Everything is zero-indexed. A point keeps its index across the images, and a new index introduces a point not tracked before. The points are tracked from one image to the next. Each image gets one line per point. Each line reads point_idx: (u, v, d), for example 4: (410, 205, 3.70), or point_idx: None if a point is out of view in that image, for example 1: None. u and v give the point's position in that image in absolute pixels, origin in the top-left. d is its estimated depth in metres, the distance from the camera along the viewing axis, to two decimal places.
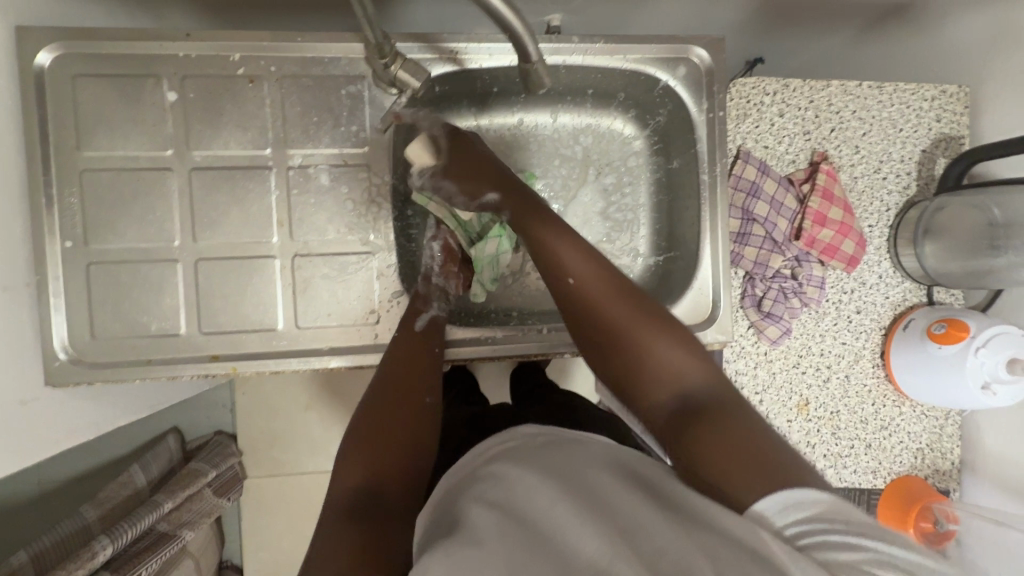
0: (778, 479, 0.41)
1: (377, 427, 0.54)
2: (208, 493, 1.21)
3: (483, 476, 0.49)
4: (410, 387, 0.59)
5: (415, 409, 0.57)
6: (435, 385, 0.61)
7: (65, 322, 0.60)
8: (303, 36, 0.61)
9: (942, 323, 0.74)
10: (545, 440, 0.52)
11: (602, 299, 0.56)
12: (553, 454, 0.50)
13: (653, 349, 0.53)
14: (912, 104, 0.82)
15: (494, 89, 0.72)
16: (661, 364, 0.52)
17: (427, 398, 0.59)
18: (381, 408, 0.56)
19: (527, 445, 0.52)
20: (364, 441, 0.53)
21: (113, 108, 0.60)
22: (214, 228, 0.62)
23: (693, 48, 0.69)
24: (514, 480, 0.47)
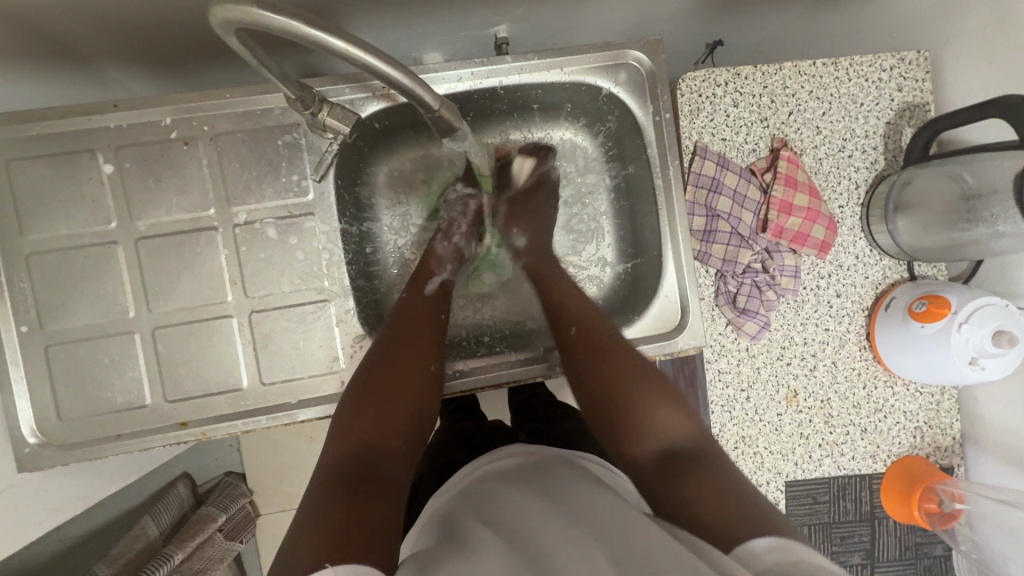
0: (744, 530, 0.43)
1: (388, 391, 0.57)
2: (220, 538, 1.23)
3: (484, 499, 0.52)
4: (420, 356, 0.61)
5: (422, 376, 0.60)
6: (440, 353, 0.63)
7: (30, 406, 0.60)
8: (232, 92, 0.61)
9: (923, 300, 0.72)
10: (544, 465, 0.56)
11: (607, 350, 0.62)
12: (552, 478, 0.53)
13: (641, 401, 0.58)
14: (870, 76, 0.79)
15: (467, 114, 0.72)
16: (649, 414, 0.57)
17: (433, 365, 0.61)
18: (385, 374, 0.58)
19: (528, 469, 0.56)
20: (371, 402, 0.56)
21: (52, 188, 0.60)
22: (168, 295, 0.62)
23: (631, 52, 0.67)
24: (507, 504, 0.50)
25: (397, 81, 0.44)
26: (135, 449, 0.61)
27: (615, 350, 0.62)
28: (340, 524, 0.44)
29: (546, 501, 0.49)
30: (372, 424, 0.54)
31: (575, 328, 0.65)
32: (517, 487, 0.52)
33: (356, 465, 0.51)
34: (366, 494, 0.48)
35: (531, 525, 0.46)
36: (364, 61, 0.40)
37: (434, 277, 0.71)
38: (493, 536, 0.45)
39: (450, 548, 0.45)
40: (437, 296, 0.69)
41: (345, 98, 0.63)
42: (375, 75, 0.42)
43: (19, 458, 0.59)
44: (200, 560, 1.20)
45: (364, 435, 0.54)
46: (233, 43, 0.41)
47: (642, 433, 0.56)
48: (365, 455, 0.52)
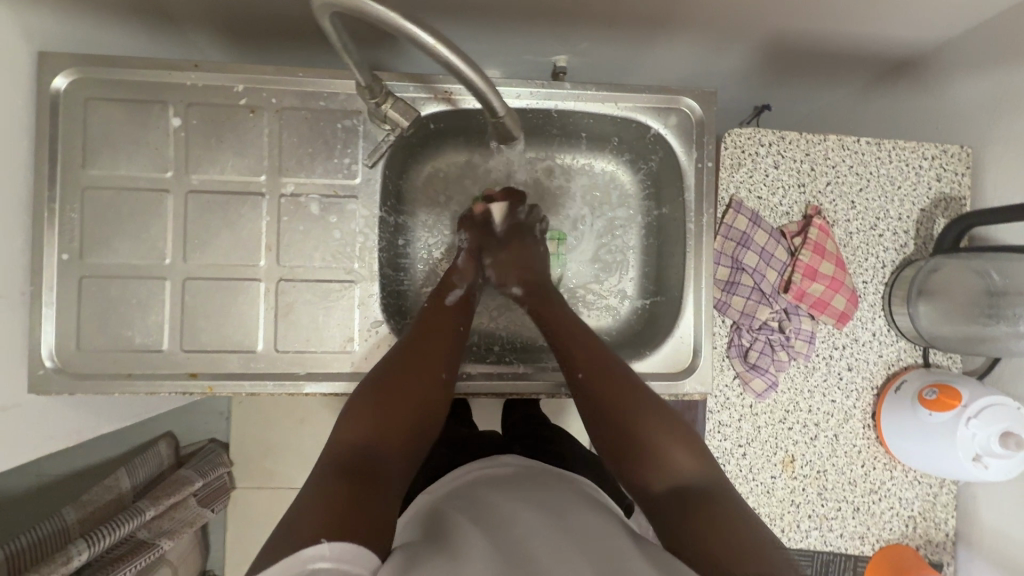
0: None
1: (399, 388, 0.58)
2: (193, 502, 1.23)
3: (475, 503, 0.53)
4: (435, 361, 0.62)
5: (434, 384, 0.60)
6: (453, 362, 0.64)
7: (54, 331, 0.62)
8: (305, 71, 0.64)
9: (933, 388, 0.72)
10: (539, 477, 0.57)
11: (617, 389, 0.60)
12: (546, 492, 0.54)
13: (654, 438, 0.56)
14: (911, 162, 0.81)
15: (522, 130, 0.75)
16: (664, 450, 0.56)
17: (445, 373, 0.62)
18: (397, 380, 0.59)
19: (523, 479, 0.57)
20: (383, 407, 0.56)
21: (120, 130, 0.63)
22: (205, 249, 0.64)
23: (685, 99, 0.69)
24: (496, 509, 0.51)
25: (471, 82, 0.46)
26: (143, 390, 0.62)
27: (624, 385, 0.60)
28: (336, 503, 0.46)
29: (540, 514, 0.50)
30: (378, 416, 0.56)
31: (583, 371, 0.62)
32: (511, 495, 0.53)
33: (360, 454, 0.52)
34: (363, 481, 0.49)
35: (523, 535, 0.47)
36: (446, 59, 0.43)
37: (456, 289, 0.70)
38: (484, 539, 0.46)
39: (439, 546, 0.45)
40: (459, 308, 0.69)
41: (408, 95, 0.65)
42: (454, 74, 0.45)
43: (32, 378, 0.61)
44: (169, 520, 1.17)
45: (372, 426, 0.55)
46: (326, 26, 0.44)
47: (661, 467, 0.55)
48: (367, 447, 0.53)
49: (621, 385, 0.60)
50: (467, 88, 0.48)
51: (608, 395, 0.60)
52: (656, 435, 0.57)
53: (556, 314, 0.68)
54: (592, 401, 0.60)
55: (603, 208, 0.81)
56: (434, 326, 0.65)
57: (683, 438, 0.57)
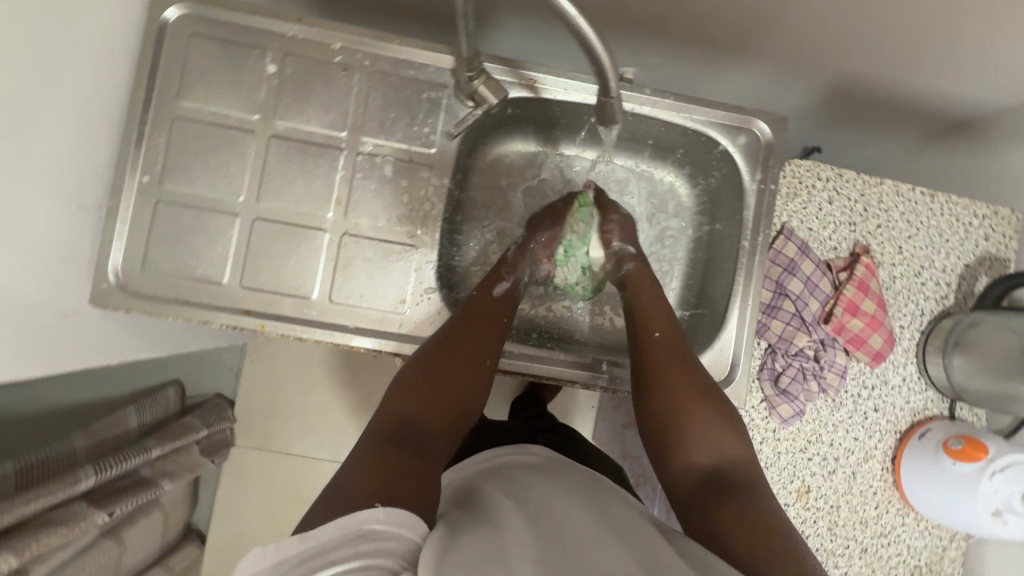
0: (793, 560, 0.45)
1: (443, 372, 0.59)
2: (195, 450, 1.24)
3: (508, 482, 0.54)
4: (479, 349, 0.63)
5: (475, 368, 0.61)
6: (496, 352, 0.64)
7: (123, 248, 0.64)
8: (401, 40, 0.67)
9: (959, 439, 0.73)
10: (570, 469, 0.58)
11: (679, 363, 0.63)
12: (578, 483, 0.55)
13: (701, 418, 0.58)
14: (962, 218, 0.83)
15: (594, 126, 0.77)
16: (708, 430, 0.57)
17: (487, 361, 0.63)
18: (439, 361, 0.60)
19: (554, 470, 0.58)
20: (424, 386, 0.57)
21: (217, 67, 0.65)
22: (278, 193, 0.66)
23: (757, 121, 0.71)
24: (531, 492, 0.52)
25: (597, 56, 0.46)
26: (197, 319, 0.64)
27: (685, 361, 0.63)
28: (385, 470, 0.46)
29: (573, 501, 0.51)
30: (421, 395, 0.56)
31: (659, 333, 0.66)
32: (545, 480, 0.55)
33: (401, 433, 0.52)
34: (408, 454, 0.50)
35: (557, 517, 0.47)
36: (584, 31, 0.43)
37: (503, 280, 0.71)
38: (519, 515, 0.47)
39: (474, 520, 0.46)
40: (505, 301, 0.70)
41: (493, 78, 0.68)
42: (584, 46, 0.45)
43: (95, 290, 0.63)
44: (172, 463, 1.18)
45: (415, 405, 0.56)
46: None
47: (704, 448, 0.56)
48: (413, 424, 0.54)
49: (684, 361, 0.63)
50: (591, 63, 0.48)
51: (673, 363, 0.63)
52: (710, 412, 0.59)
53: (644, 292, 0.70)
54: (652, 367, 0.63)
55: (657, 216, 0.83)
56: (481, 314, 0.66)
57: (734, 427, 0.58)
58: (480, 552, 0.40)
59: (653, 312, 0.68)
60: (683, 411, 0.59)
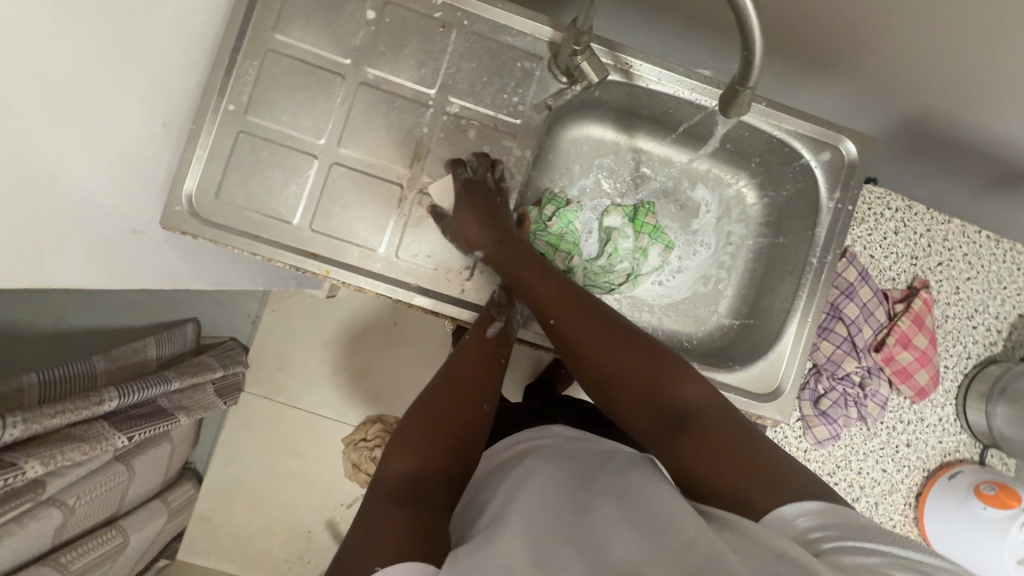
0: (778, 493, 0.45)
1: (440, 421, 0.57)
2: (210, 389, 1.23)
3: (527, 464, 0.56)
4: (477, 389, 0.60)
5: (476, 406, 0.59)
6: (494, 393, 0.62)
7: (199, 174, 0.63)
8: (503, 4, 0.66)
9: (991, 484, 0.73)
10: (592, 446, 0.61)
11: (581, 333, 0.60)
12: (585, 463, 0.56)
13: (633, 389, 0.56)
14: (1023, 268, 0.82)
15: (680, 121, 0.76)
16: (649, 399, 0.55)
17: (485, 405, 0.59)
18: (439, 403, 0.58)
19: (566, 448, 0.60)
20: (424, 434, 0.55)
21: (317, 6, 0.64)
22: (359, 141, 0.65)
23: (844, 140, 0.70)
24: (542, 473, 0.54)
25: (750, 45, 0.48)
26: (264, 255, 0.64)
27: (585, 325, 0.60)
28: (397, 531, 0.46)
29: (573, 486, 0.52)
30: (421, 443, 0.54)
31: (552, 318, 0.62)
32: (555, 460, 0.56)
33: (407, 485, 0.51)
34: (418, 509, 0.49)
35: (556, 502, 0.49)
36: (746, 14, 0.44)
37: (495, 322, 0.65)
38: (524, 498, 0.49)
39: (488, 517, 0.49)
40: (501, 340, 0.65)
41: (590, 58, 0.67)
42: (740, 31, 0.46)
43: (168, 211, 0.62)
44: (187, 399, 1.17)
45: (417, 453, 0.54)
46: None
47: (652, 416, 0.55)
48: (419, 478, 0.52)
49: (579, 327, 0.60)
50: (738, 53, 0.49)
51: (578, 345, 0.60)
52: (633, 378, 0.56)
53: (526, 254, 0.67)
54: (569, 348, 0.60)
55: (721, 221, 0.84)
56: (476, 352, 0.63)
57: (665, 371, 0.56)
58: (487, 548, 0.42)
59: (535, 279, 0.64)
60: (617, 390, 0.57)
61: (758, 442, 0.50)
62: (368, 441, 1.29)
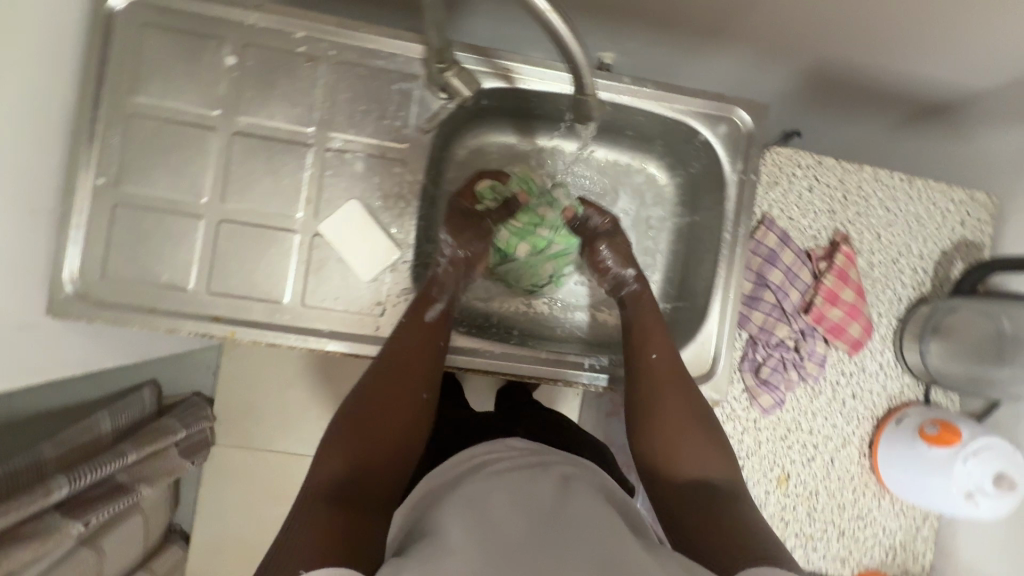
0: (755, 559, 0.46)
1: (377, 423, 0.56)
2: (174, 452, 1.20)
3: (476, 482, 0.55)
4: (415, 382, 0.61)
5: (412, 401, 0.59)
6: (434, 382, 0.63)
7: (80, 256, 0.60)
8: (367, 28, 0.63)
9: (934, 424, 0.74)
10: (550, 461, 0.60)
11: (671, 388, 0.63)
12: (540, 481, 0.56)
13: (679, 439, 0.60)
14: (939, 204, 0.83)
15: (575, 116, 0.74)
16: (689, 451, 0.59)
17: (423, 394, 0.61)
18: (372, 403, 0.58)
19: (518, 463, 0.59)
20: (355, 438, 0.55)
21: (173, 61, 0.62)
22: (243, 193, 0.63)
23: (737, 110, 0.70)
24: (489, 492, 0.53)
25: (573, 56, 0.49)
26: (164, 327, 0.61)
27: (682, 389, 0.63)
28: (328, 536, 0.45)
29: (525, 500, 0.52)
30: (357, 448, 0.54)
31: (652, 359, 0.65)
32: (509, 478, 0.56)
33: (339, 489, 0.50)
34: (353, 517, 0.48)
35: (506, 517, 0.49)
36: (558, 28, 0.45)
37: (433, 304, 0.66)
38: (468, 517, 0.48)
39: (427, 532, 0.48)
40: (439, 324, 0.65)
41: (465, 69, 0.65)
42: (559, 45, 0.47)
43: (53, 300, 0.59)
44: (148, 468, 1.13)
45: (348, 456, 0.53)
46: None
47: (682, 463, 0.59)
48: (354, 482, 0.52)
49: (680, 389, 0.63)
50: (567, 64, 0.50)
51: (659, 390, 0.63)
52: (677, 431, 0.60)
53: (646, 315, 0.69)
54: (642, 390, 0.63)
55: (637, 211, 0.83)
56: (414, 344, 0.62)
57: (715, 444, 0.60)
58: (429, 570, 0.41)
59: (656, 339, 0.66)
60: (660, 434, 0.60)
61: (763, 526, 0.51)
62: None
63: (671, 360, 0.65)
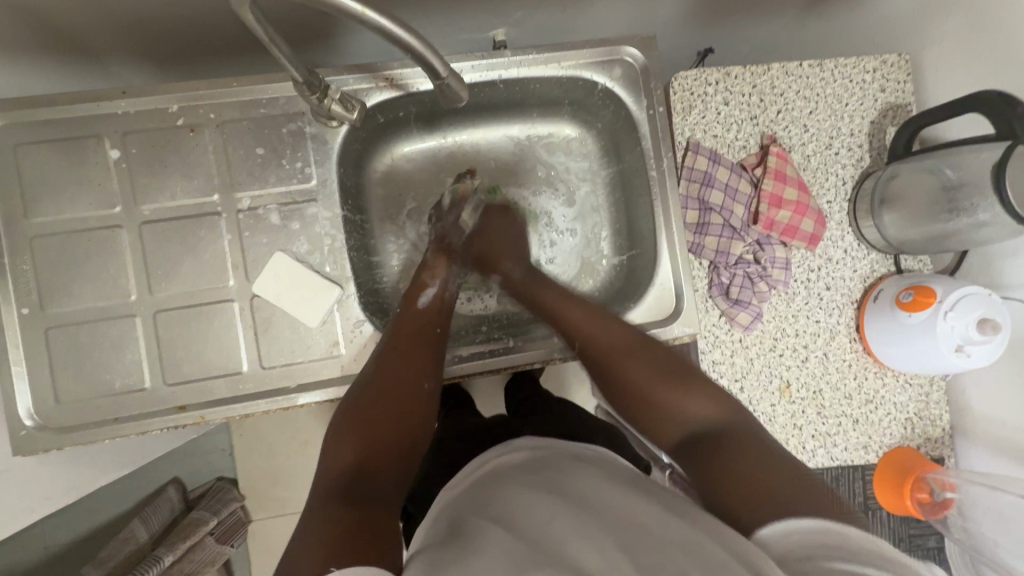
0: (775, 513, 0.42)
1: (377, 404, 0.56)
2: (210, 542, 1.14)
3: (493, 484, 0.50)
4: (412, 373, 0.60)
5: (417, 397, 0.59)
6: (433, 373, 0.62)
7: (29, 391, 0.60)
8: (238, 80, 0.63)
9: (909, 291, 0.73)
10: (567, 451, 0.54)
11: (621, 359, 0.62)
12: (569, 473, 0.49)
13: (665, 400, 0.57)
14: (854, 77, 0.82)
15: (474, 102, 0.75)
16: (675, 405, 0.57)
17: (424, 383, 0.60)
18: (379, 390, 0.57)
19: (539, 456, 0.53)
20: (367, 422, 0.54)
21: (59, 172, 0.61)
22: (170, 279, 0.62)
23: (625, 48, 0.69)
24: (507, 493, 0.48)
25: (407, 45, 0.45)
26: (134, 432, 0.61)
27: (625, 350, 0.63)
28: (345, 524, 0.43)
29: (558, 494, 0.46)
30: (365, 438, 0.53)
31: (580, 343, 0.66)
32: (528, 473, 0.50)
33: (355, 483, 0.49)
34: (366, 508, 0.46)
35: (538, 513, 0.44)
36: (377, 23, 0.41)
37: (427, 289, 0.70)
38: (492, 526, 0.43)
39: (444, 539, 0.44)
40: (432, 309, 0.69)
41: (349, 88, 0.65)
42: (386, 39, 0.44)
43: (16, 441, 0.59)
44: (189, 564, 1.12)
45: (361, 446, 0.52)
46: (247, 18, 0.43)
47: (666, 430, 0.56)
48: (365, 472, 0.50)
49: (629, 354, 0.62)
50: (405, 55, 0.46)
51: (613, 364, 0.63)
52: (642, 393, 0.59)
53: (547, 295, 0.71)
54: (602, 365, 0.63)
55: (567, 192, 0.84)
56: (409, 333, 0.64)
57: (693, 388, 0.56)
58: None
59: (576, 317, 0.67)
60: (638, 405, 0.59)
61: (776, 463, 0.47)
62: None
63: (604, 330, 0.65)
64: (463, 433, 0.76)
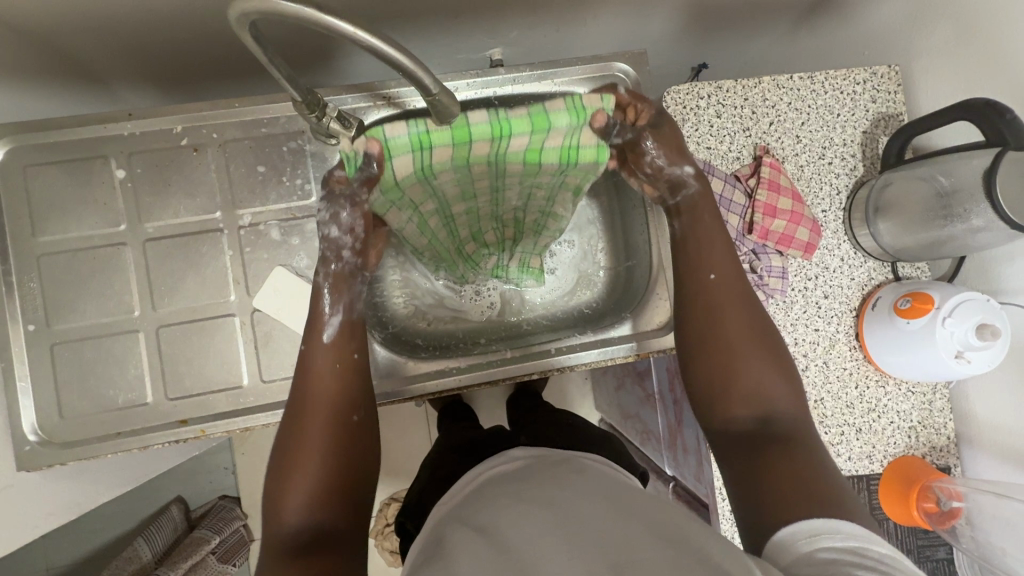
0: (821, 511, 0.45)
1: (308, 444, 0.55)
2: (212, 560, 1.14)
3: (486, 499, 0.51)
4: (339, 405, 0.58)
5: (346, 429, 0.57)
6: (362, 401, 0.59)
7: (33, 407, 0.61)
8: (240, 101, 0.64)
9: (907, 298, 0.73)
10: (556, 465, 0.54)
11: (732, 306, 0.62)
12: (555, 487, 0.50)
13: (755, 369, 0.58)
14: (845, 88, 0.83)
15: None
16: (758, 379, 0.58)
17: (354, 416, 0.58)
18: (313, 429, 0.56)
19: (534, 474, 0.53)
20: (307, 466, 0.54)
21: (66, 191, 0.62)
22: (172, 295, 0.63)
23: (615, 64, 0.72)
24: (498, 508, 0.48)
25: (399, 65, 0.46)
26: (135, 446, 0.61)
27: (739, 303, 0.62)
28: None
29: (546, 508, 0.46)
30: (313, 482, 0.53)
31: (715, 275, 0.64)
32: (519, 488, 0.50)
33: (308, 535, 0.50)
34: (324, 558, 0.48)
35: (528, 528, 0.44)
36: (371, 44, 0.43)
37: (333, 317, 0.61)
38: (483, 546, 0.43)
39: (438, 558, 0.44)
40: (347, 336, 0.62)
41: (348, 107, 0.68)
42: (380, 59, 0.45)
43: (19, 456, 0.59)
44: None
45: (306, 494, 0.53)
46: (247, 40, 0.44)
47: (738, 399, 0.58)
48: (315, 520, 0.51)
49: (739, 307, 0.62)
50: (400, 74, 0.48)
51: (714, 312, 0.62)
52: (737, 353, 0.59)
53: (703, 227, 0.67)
54: (705, 309, 0.63)
55: None
56: (322, 368, 0.59)
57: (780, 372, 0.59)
58: None
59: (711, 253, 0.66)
60: (727, 361, 0.59)
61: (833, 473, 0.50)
62: (391, 524, 1.16)
63: (732, 274, 0.64)
64: (463, 445, 0.76)
